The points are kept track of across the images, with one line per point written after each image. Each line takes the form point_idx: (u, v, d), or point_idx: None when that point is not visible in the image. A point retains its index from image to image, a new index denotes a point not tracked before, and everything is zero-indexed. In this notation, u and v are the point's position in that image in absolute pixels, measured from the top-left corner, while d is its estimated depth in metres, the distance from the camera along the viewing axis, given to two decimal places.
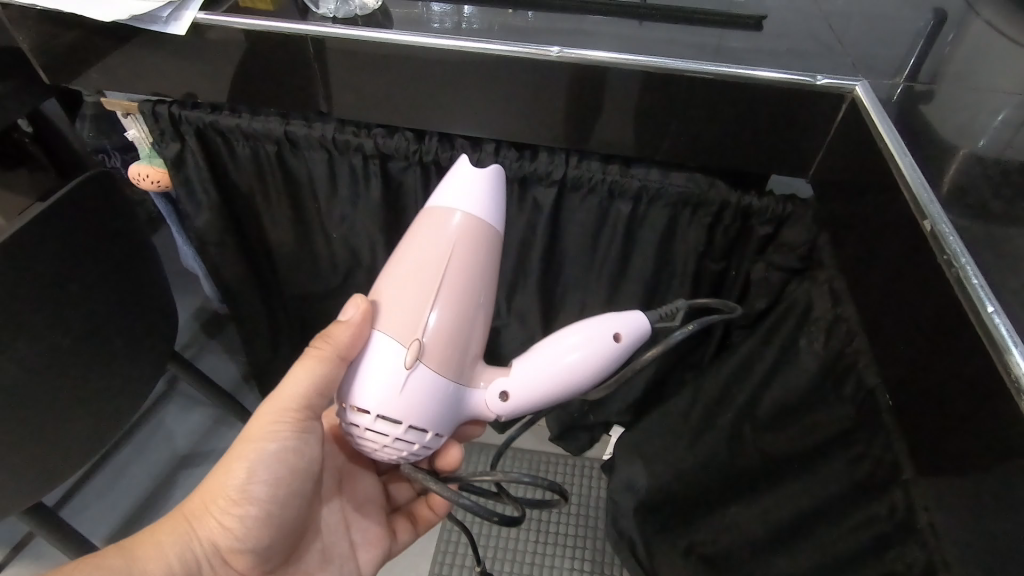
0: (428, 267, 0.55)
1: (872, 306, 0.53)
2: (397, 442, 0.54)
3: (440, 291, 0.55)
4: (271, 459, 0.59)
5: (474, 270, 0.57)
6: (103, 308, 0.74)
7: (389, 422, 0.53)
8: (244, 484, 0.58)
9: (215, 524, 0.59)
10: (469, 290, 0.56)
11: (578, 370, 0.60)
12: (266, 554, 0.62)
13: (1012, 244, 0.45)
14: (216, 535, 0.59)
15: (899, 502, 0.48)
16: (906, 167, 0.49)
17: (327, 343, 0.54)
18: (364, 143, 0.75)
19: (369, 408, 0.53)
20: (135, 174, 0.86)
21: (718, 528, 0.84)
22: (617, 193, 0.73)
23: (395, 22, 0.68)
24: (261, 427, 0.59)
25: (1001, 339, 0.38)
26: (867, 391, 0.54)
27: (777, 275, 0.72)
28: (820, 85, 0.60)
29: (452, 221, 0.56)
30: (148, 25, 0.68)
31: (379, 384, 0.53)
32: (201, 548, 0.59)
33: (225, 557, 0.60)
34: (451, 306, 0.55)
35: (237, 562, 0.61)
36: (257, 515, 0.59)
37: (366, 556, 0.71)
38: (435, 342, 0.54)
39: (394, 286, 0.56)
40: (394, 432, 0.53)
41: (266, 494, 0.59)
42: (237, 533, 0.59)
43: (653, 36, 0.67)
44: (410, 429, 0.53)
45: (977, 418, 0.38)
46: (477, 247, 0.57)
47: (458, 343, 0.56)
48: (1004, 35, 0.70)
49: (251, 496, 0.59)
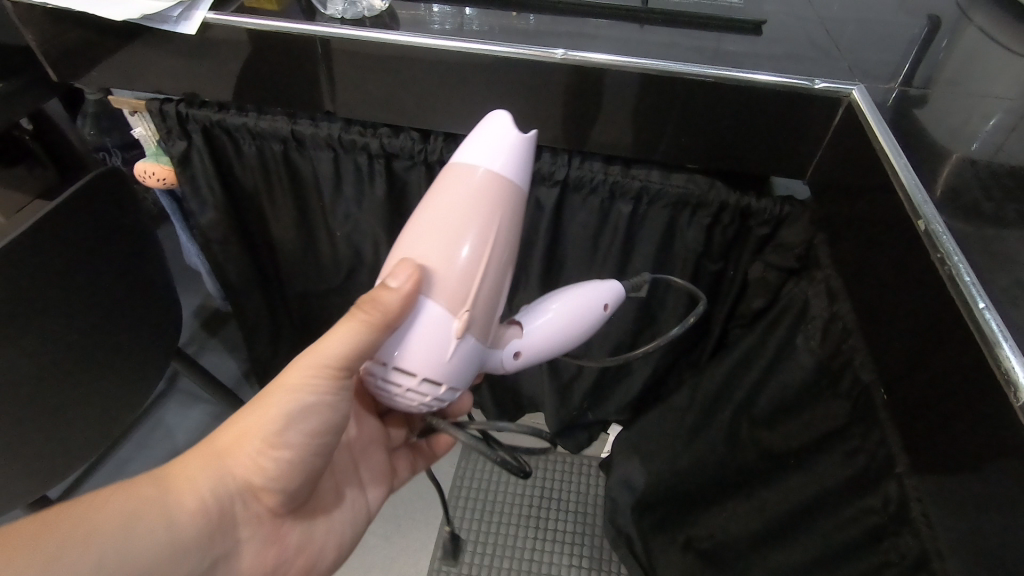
0: (479, 237, 0.52)
1: (867, 304, 0.54)
2: (432, 401, 0.54)
3: (490, 264, 0.52)
4: (312, 408, 0.54)
5: (513, 240, 0.55)
6: (108, 304, 0.75)
7: (431, 385, 0.53)
8: (281, 429, 0.54)
9: (249, 462, 0.55)
10: (508, 259, 0.55)
11: (573, 333, 0.63)
12: (296, 494, 0.59)
13: (1003, 244, 0.47)
14: (250, 473, 0.55)
15: (893, 494, 0.49)
16: (902, 168, 0.51)
17: (379, 312, 0.49)
18: (369, 142, 0.76)
19: (416, 373, 0.52)
20: (141, 172, 0.86)
21: (715, 524, 0.85)
22: (619, 194, 0.75)
23: (400, 24, 0.70)
24: (305, 371, 0.53)
25: (992, 334, 0.39)
26: (862, 387, 0.55)
27: (774, 274, 0.74)
28: (817, 89, 0.61)
29: (499, 188, 0.52)
30: (159, 25, 0.69)
31: (431, 355, 0.51)
32: (234, 484, 0.55)
33: (256, 493, 0.57)
34: (496, 278, 0.53)
35: (267, 500, 0.58)
36: (291, 462, 0.55)
37: (374, 493, 0.70)
38: (480, 312, 0.53)
39: (442, 253, 0.51)
40: (433, 393, 0.53)
41: (302, 441, 0.55)
42: (271, 473, 0.55)
43: (655, 40, 0.69)
44: (448, 390, 0.54)
45: (971, 411, 0.40)
46: (518, 217, 0.55)
47: (494, 310, 0.55)
48: (996, 41, 0.72)
49: (287, 442, 0.54)
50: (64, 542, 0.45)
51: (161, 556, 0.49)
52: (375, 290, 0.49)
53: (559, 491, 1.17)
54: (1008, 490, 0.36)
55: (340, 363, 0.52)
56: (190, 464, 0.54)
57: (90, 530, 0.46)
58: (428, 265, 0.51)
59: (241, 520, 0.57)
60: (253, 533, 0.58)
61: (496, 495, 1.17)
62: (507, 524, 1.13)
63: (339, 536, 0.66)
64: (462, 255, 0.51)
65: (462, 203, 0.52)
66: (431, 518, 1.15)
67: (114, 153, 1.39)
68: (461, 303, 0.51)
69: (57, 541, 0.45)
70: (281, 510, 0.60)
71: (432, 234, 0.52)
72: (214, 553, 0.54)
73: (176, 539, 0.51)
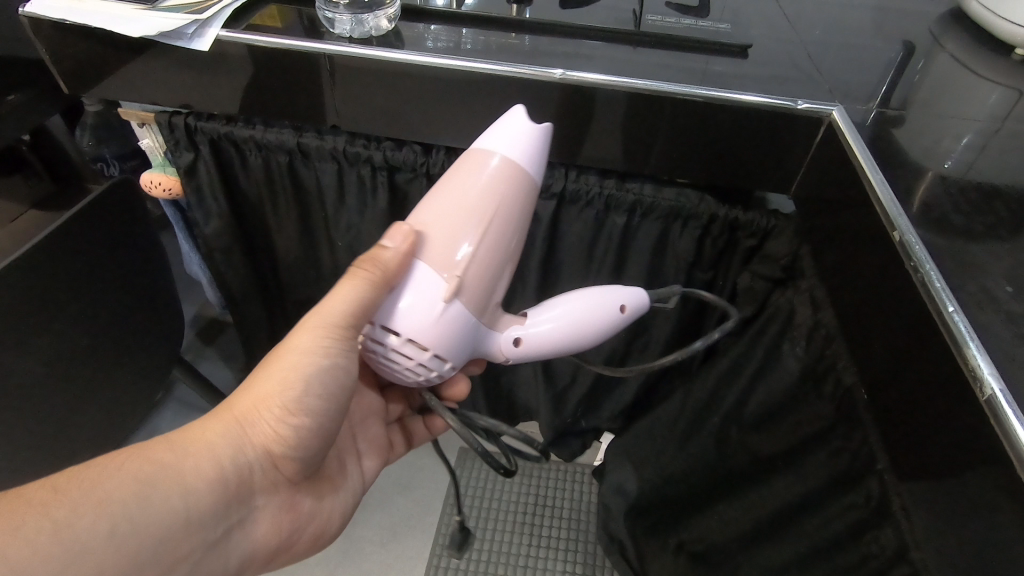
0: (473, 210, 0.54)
1: (849, 310, 0.58)
2: (418, 367, 0.56)
3: (484, 232, 0.55)
4: (331, 375, 0.57)
5: (514, 218, 0.57)
6: (116, 311, 0.76)
7: (416, 347, 0.55)
8: (300, 395, 0.57)
9: (268, 430, 0.57)
10: (507, 238, 0.56)
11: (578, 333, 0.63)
12: (310, 460, 0.61)
13: (972, 254, 0.50)
14: (269, 441, 0.57)
15: (874, 490, 0.52)
16: (879, 184, 0.54)
17: (373, 267, 0.53)
18: (373, 155, 0.79)
19: (401, 330, 0.54)
20: (147, 182, 0.88)
21: (706, 527, 0.87)
22: (613, 206, 0.78)
23: (404, 43, 0.73)
24: (316, 334, 0.56)
25: (960, 334, 0.42)
26: (845, 390, 0.59)
27: (761, 284, 0.77)
28: (800, 109, 0.65)
29: (508, 173, 0.55)
30: (175, 42, 0.71)
31: (418, 313, 0.54)
32: (253, 453, 0.57)
33: (274, 461, 0.58)
34: (492, 251, 0.55)
35: (284, 467, 0.60)
36: (309, 427, 0.58)
37: (371, 464, 0.75)
38: (472, 282, 0.55)
39: (437, 222, 0.55)
40: (419, 357, 0.55)
41: (319, 407, 0.58)
42: (289, 440, 0.58)
43: (648, 61, 0.72)
44: (434, 356, 0.55)
45: (945, 407, 0.43)
46: (521, 201, 0.57)
47: (490, 287, 0.57)
48: (966, 66, 0.76)
49: (306, 407, 0.57)
50: (77, 509, 0.45)
51: (176, 524, 0.50)
52: (375, 249, 0.54)
53: (553, 498, 1.19)
54: (976, 478, 0.39)
55: (346, 323, 0.55)
56: (206, 429, 0.55)
57: (104, 495, 0.46)
58: (427, 231, 0.55)
59: (259, 487, 0.58)
60: (269, 501, 0.60)
61: (491, 502, 1.18)
62: (502, 531, 1.14)
63: (341, 507, 0.69)
64: (458, 227, 0.54)
65: (464, 180, 0.55)
66: (427, 525, 1.16)
67: (112, 163, 1.38)
68: (451, 267, 0.54)
69: (69, 505, 0.45)
70: (296, 478, 0.62)
71: (436, 208, 0.56)
72: (231, 519, 0.56)
73: (191, 508, 0.51)
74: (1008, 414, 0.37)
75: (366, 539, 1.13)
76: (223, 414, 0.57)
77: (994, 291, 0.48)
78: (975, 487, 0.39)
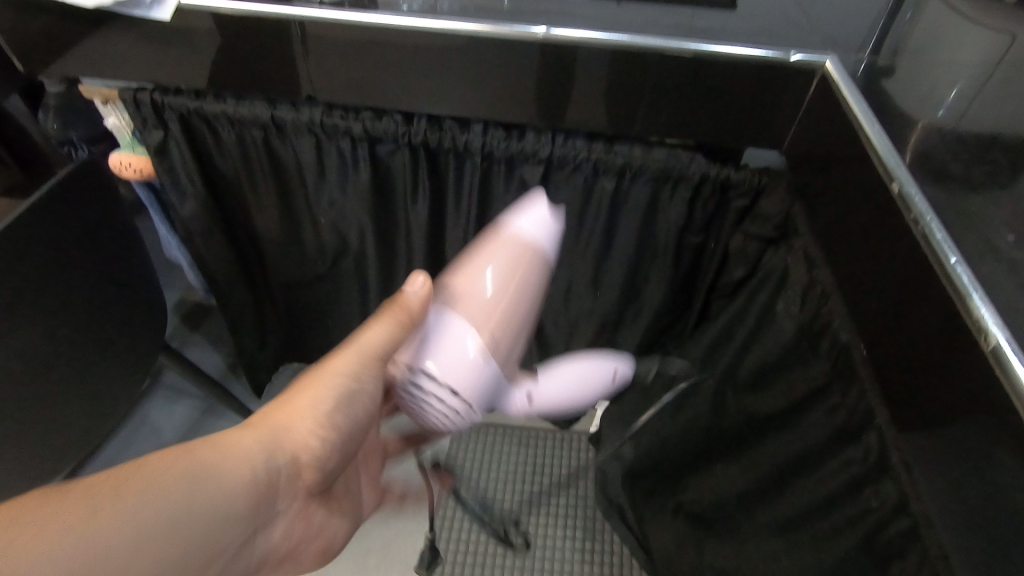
0: (508, 271, 0.55)
1: (846, 267, 0.57)
2: (450, 411, 0.52)
3: (516, 302, 0.55)
4: (356, 394, 0.54)
5: (537, 287, 0.58)
6: (92, 298, 0.73)
7: (448, 390, 0.51)
8: (331, 412, 0.53)
9: (302, 438, 0.51)
10: (528, 312, 0.57)
11: (586, 392, 0.67)
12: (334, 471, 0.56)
13: (971, 205, 0.49)
14: (302, 448, 0.51)
15: (873, 445, 0.52)
16: (875, 135, 0.53)
17: (400, 309, 0.53)
18: (352, 126, 0.76)
19: (435, 372, 0.51)
20: (116, 163, 0.84)
21: (704, 488, 0.88)
22: (602, 170, 0.76)
23: (378, 5, 0.69)
24: (350, 357, 0.53)
25: (963, 286, 0.42)
26: (842, 346, 0.58)
27: (754, 244, 0.76)
28: (792, 62, 0.63)
29: (530, 241, 0.58)
30: (133, 10, 0.66)
31: (456, 359, 0.51)
32: (285, 459, 0.50)
33: (304, 472, 0.52)
34: (519, 317, 0.56)
35: (309, 479, 0.53)
36: (341, 440, 0.55)
37: (367, 500, 0.71)
38: (501, 338, 0.54)
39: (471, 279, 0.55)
40: (450, 400, 0.51)
41: (348, 424, 0.54)
42: (323, 452, 0.53)
43: (634, 17, 0.69)
44: (465, 400, 0.52)
45: (949, 359, 0.42)
46: (543, 274, 0.59)
47: (514, 346, 0.56)
48: (958, 10, 0.74)
49: (336, 424, 0.53)
50: (113, 506, 0.36)
51: (206, 534, 0.41)
52: (398, 292, 0.54)
53: (552, 466, 1.19)
54: (979, 431, 0.39)
55: (378, 358, 0.53)
56: (239, 437, 0.48)
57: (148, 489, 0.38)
58: (459, 292, 0.55)
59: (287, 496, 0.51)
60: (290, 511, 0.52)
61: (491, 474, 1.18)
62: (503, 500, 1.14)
63: (338, 534, 0.63)
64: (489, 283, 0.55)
65: (501, 249, 0.57)
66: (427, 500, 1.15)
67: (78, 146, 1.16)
68: (484, 317, 0.53)
69: (105, 502, 0.36)
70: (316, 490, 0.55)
71: (466, 274, 0.56)
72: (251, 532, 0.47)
73: (224, 521, 0.43)
74: (1012, 365, 0.37)
75: (365, 517, 1.12)
76: (255, 427, 0.50)
77: (994, 240, 0.47)
78: (981, 439, 0.39)
